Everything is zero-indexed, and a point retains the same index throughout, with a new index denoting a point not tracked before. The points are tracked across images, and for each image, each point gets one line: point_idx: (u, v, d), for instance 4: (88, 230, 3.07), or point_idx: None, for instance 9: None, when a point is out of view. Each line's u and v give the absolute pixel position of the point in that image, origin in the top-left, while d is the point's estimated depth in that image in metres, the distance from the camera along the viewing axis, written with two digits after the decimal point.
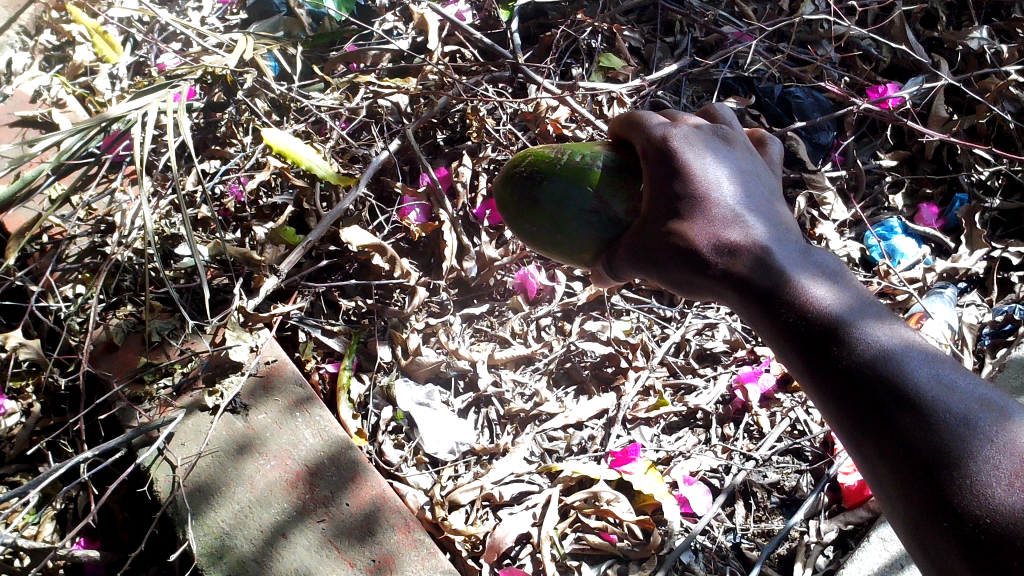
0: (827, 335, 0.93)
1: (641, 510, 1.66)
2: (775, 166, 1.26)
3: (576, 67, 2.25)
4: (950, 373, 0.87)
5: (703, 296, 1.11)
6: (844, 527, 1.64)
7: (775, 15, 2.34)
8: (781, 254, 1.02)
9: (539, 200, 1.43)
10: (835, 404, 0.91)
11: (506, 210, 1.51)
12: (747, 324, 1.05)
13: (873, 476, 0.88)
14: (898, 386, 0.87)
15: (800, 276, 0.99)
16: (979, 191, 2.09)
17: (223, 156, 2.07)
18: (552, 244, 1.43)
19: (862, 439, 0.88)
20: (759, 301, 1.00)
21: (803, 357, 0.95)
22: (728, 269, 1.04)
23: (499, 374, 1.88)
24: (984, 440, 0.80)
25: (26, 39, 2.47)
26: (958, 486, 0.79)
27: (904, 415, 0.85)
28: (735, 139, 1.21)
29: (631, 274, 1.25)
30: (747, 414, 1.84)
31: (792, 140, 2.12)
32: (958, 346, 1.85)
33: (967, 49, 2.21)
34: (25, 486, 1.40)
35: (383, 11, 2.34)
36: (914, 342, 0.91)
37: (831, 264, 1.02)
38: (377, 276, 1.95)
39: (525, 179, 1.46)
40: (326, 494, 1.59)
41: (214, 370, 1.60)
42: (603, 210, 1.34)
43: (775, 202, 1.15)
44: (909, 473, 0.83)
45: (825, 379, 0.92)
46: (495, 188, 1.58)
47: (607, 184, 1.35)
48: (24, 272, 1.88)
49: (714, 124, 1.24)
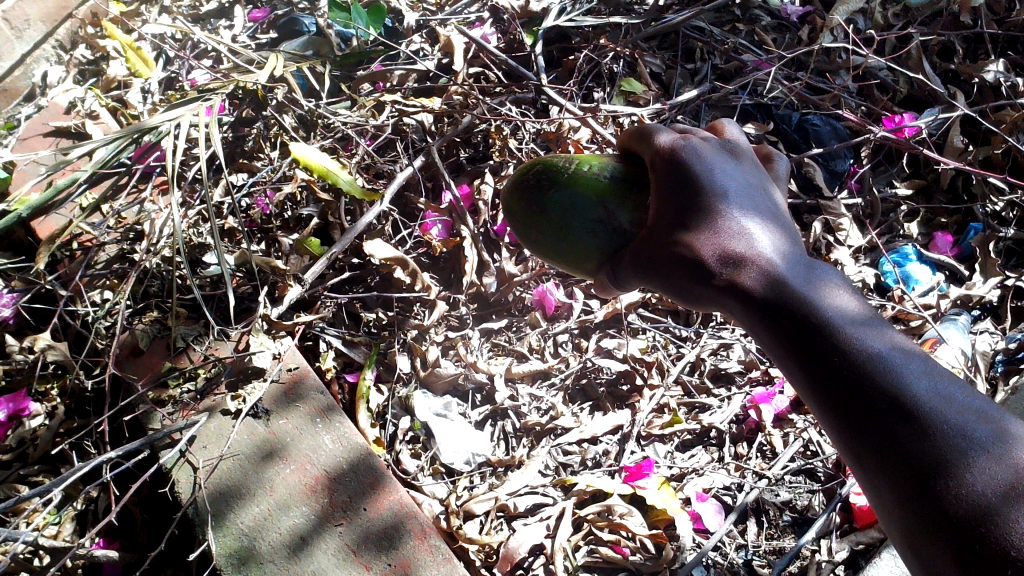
0: (827, 343, 0.96)
1: (653, 525, 1.68)
2: (780, 182, 1.30)
3: (598, 90, 2.30)
4: (947, 386, 0.90)
5: (704, 305, 1.15)
6: (856, 546, 1.65)
7: (794, 45, 2.39)
8: (783, 264, 1.05)
9: (545, 209, 1.46)
10: (834, 413, 0.94)
11: (514, 219, 1.55)
12: (748, 333, 1.08)
13: (869, 482, 0.92)
14: (897, 396, 0.90)
15: (802, 286, 1.02)
16: (994, 221, 2.11)
17: (252, 170, 2.12)
18: (556, 253, 1.47)
19: (859, 447, 0.92)
20: (763, 312, 1.03)
21: (805, 367, 0.97)
22: (731, 279, 1.07)
23: (516, 388, 1.91)
24: (981, 451, 0.84)
25: (61, 53, 2.54)
26: (953, 493, 0.83)
27: (902, 426, 0.88)
28: (741, 152, 1.24)
29: (633, 283, 1.29)
30: (760, 434, 1.86)
31: (808, 165, 2.17)
32: (972, 373, 1.86)
33: (984, 82, 2.24)
34: (50, 484, 1.43)
35: (411, 33, 2.40)
36: (913, 353, 0.94)
37: (832, 275, 1.05)
38: (398, 289, 2.00)
39: (533, 188, 1.50)
40: (346, 499, 1.61)
41: (237, 376, 1.68)
42: (607, 220, 1.37)
43: (780, 214, 1.18)
44: (905, 480, 0.87)
45: (826, 388, 0.95)
46: (502, 197, 1.62)
47: (614, 196, 1.38)
48: (54, 277, 1.92)
49: (720, 138, 1.27)
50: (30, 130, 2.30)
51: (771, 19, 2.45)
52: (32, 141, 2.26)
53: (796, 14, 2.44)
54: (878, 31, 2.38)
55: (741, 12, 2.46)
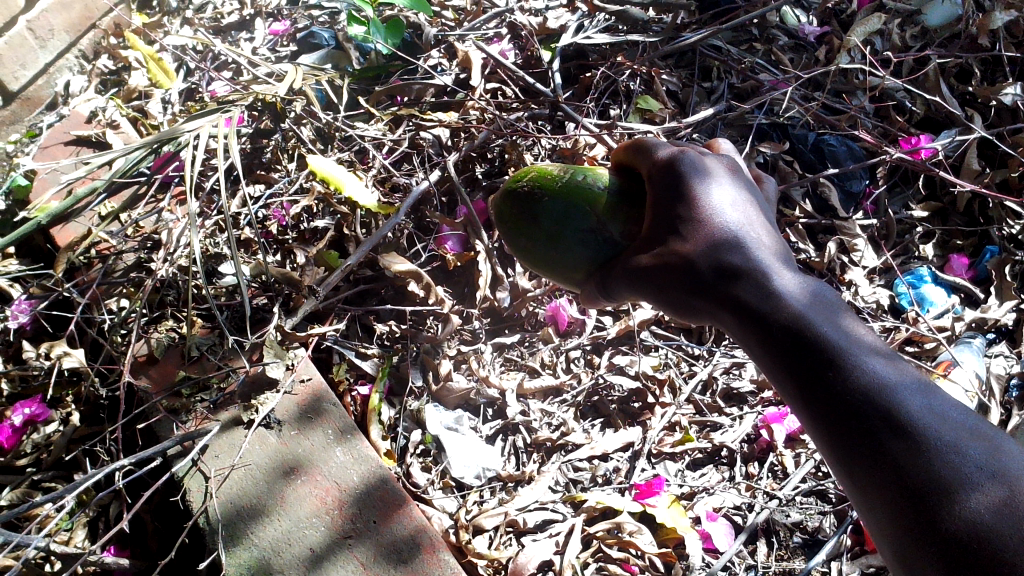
0: (823, 359, 0.97)
1: (663, 543, 1.68)
2: (769, 199, 1.42)
3: (615, 108, 2.31)
4: (941, 404, 0.91)
5: (702, 318, 1.17)
6: (866, 570, 1.64)
7: (811, 65, 2.39)
8: (777, 278, 1.09)
9: (536, 215, 1.49)
10: (825, 427, 0.95)
11: (504, 223, 1.57)
12: (743, 347, 1.11)
13: (862, 499, 0.92)
14: (890, 410, 0.91)
15: (795, 299, 1.05)
16: (1010, 244, 2.10)
17: (269, 181, 2.15)
18: (544, 259, 1.51)
19: (850, 461, 0.92)
20: (756, 323, 1.06)
21: (797, 379, 0.99)
22: (729, 294, 1.10)
23: (527, 404, 1.92)
24: (975, 470, 0.84)
25: (85, 63, 2.57)
26: (948, 510, 0.83)
27: (895, 442, 0.89)
28: (739, 172, 1.30)
29: (627, 294, 1.32)
30: (772, 454, 1.85)
31: (823, 186, 2.17)
32: (986, 396, 1.85)
33: (1001, 104, 2.24)
34: (63, 490, 1.42)
35: (429, 48, 2.42)
36: (908, 373, 0.95)
37: (828, 293, 1.07)
38: (412, 302, 2.01)
39: (525, 194, 1.52)
40: (356, 512, 1.61)
41: (251, 388, 1.73)
42: (600, 231, 1.42)
43: (777, 234, 1.21)
44: (898, 497, 0.87)
45: (818, 401, 0.96)
46: (494, 204, 1.63)
47: (607, 207, 1.42)
48: (72, 285, 1.94)
49: (722, 158, 1.33)
50: (51, 138, 2.32)
51: (788, 39, 2.46)
52: (54, 149, 2.29)
53: (813, 35, 2.45)
54: (895, 52, 2.39)
55: (758, 32, 2.46)
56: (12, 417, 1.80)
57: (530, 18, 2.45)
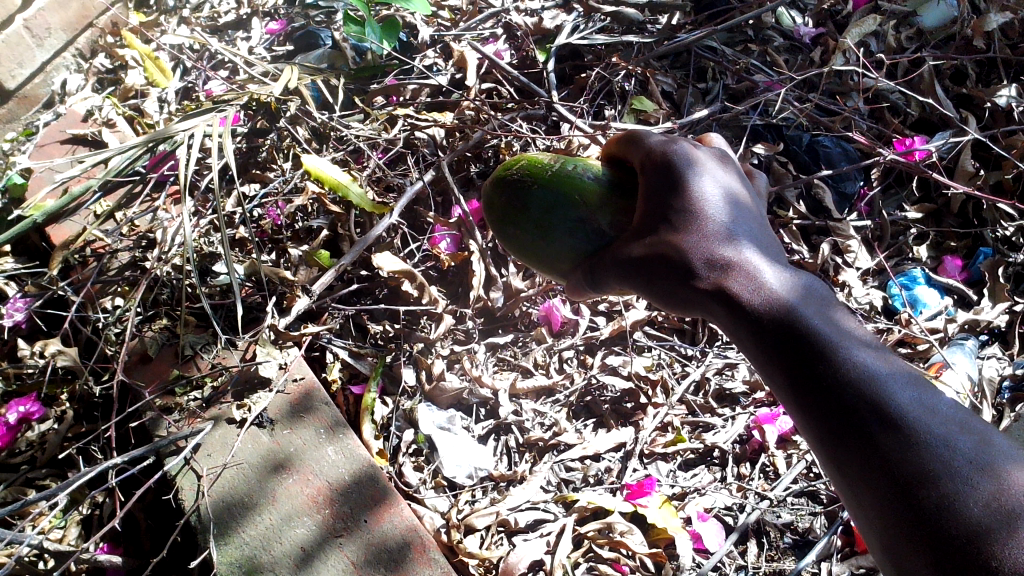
0: (813, 350, 0.97)
1: (654, 544, 1.68)
2: (761, 195, 1.43)
3: (609, 108, 2.31)
4: (931, 396, 0.91)
5: (689, 309, 1.17)
6: (856, 570, 1.64)
7: (806, 66, 2.41)
8: (767, 269, 1.09)
9: (526, 206, 1.50)
10: (814, 419, 0.95)
11: (494, 213, 1.58)
12: (731, 338, 1.10)
13: (850, 491, 0.92)
14: (879, 403, 0.91)
15: (785, 291, 1.05)
16: (1003, 246, 2.10)
17: (264, 180, 2.17)
18: (532, 250, 1.51)
19: (839, 453, 0.92)
20: (745, 314, 1.05)
21: (787, 371, 0.99)
22: (717, 284, 1.10)
23: (520, 404, 1.92)
24: (964, 463, 0.84)
25: (81, 62, 2.58)
26: (934, 502, 0.83)
27: (885, 434, 0.89)
28: (732, 168, 1.30)
29: (616, 284, 1.32)
30: (764, 455, 1.85)
31: (817, 187, 2.18)
32: (978, 399, 1.84)
33: (996, 106, 2.24)
34: (55, 488, 1.39)
35: (425, 47, 2.43)
36: (897, 367, 0.95)
37: (817, 284, 1.07)
38: (406, 302, 2.02)
39: (515, 184, 1.53)
40: (348, 511, 1.62)
41: (243, 385, 1.79)
42: (588, 222, 1.42)
43: (766, 229, 1.21)
44: (887, 489, 0.87)
45: (808, 392, 0.96)
46: (483, 195, 1.64)
47: (596, 198, 1.43)
48: (67, 284, 1.94)
49: (713, 150, 1.33)
50: (47, 137, 2.33)
51: (784, 40, 2.46)
52: (50, 147, 2.30)
53: (808, 36, 2.45)
54: (890, 54, 2.40)
55: (753, 33, 2.48)
56: (6, 415, 1.81)
57: (526, 18, 2.45)
